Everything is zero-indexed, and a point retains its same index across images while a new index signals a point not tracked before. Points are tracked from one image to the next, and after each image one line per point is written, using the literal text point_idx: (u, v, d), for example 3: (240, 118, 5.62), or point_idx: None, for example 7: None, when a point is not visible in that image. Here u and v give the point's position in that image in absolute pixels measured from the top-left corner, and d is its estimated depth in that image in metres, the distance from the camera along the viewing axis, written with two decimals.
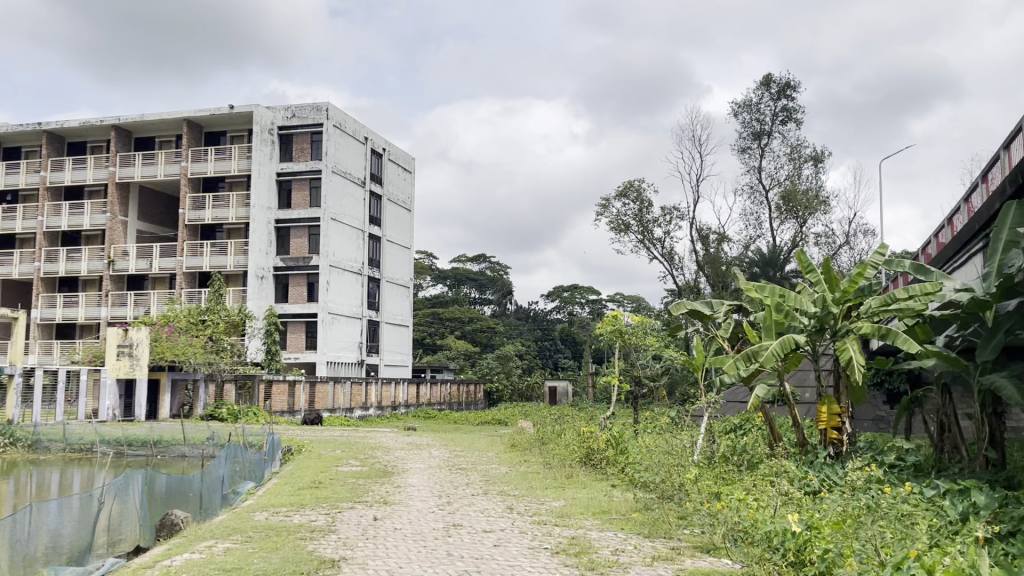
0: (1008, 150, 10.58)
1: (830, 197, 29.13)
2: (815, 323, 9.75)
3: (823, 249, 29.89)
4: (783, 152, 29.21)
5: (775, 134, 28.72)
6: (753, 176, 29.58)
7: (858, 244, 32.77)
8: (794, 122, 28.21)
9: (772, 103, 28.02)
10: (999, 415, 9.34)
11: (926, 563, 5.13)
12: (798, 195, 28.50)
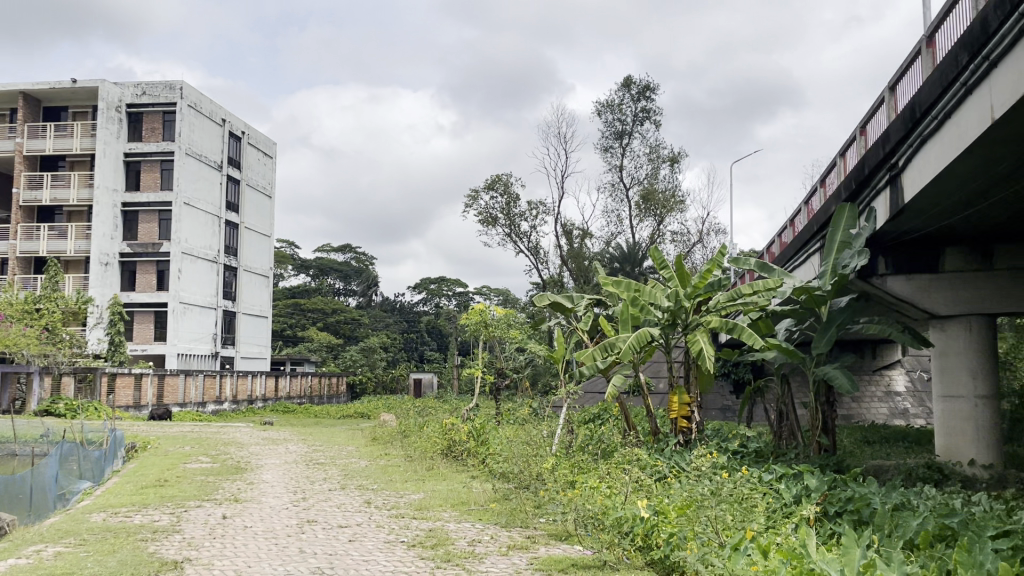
0: (843, 157, 11.54)
1: (685, 196, 30.47)
2: (668, 317, 10.09)
3: (678, 247, 31.25)
4: (643, 151, 30.23)
5: (635, 134, 29.70)
6: (615, 174, 30.44)
7: (710, 243, 34.48)
8: (653, 123, 29.27)
9: (632, 104, 28.96)
10: (831, 403, 10.07)
11: (761, 545, 5.49)
12: (656, 195, 29.65)
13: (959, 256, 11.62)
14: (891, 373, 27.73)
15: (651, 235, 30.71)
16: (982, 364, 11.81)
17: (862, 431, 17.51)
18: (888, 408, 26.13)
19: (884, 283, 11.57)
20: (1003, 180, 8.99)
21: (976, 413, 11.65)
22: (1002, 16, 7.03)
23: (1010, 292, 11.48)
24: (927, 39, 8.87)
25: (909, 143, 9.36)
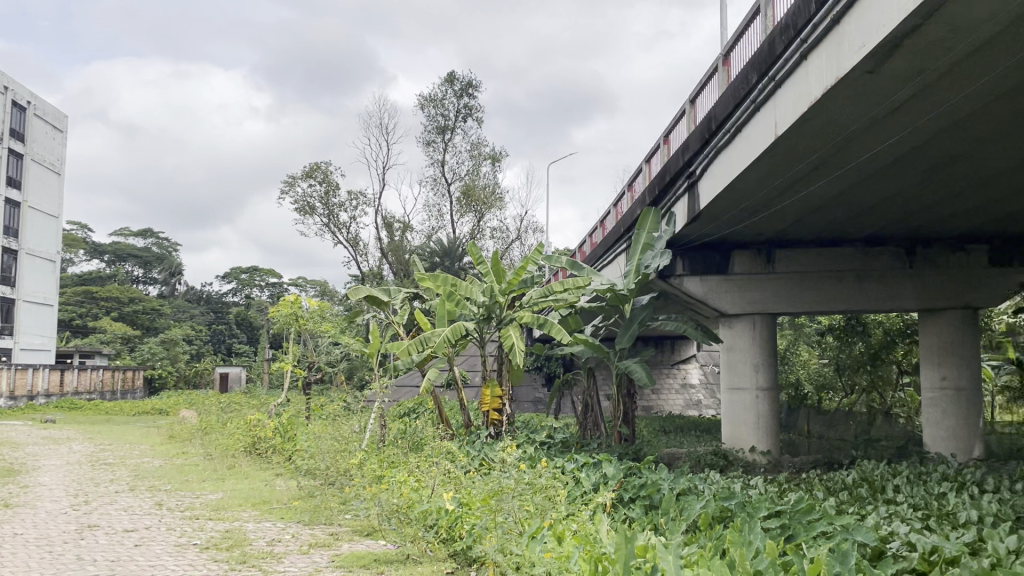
0: (648, 162, 12.44)
1: (504, 194, 31.13)
2: (482, 312, 10.25)
3: (497, 243, 31.90)
4: (464, 147, 30.56)
5: (457, 130, 29.95)
6: (437, 168, 30.57)
7: (528, 241, 35.51)
8: (475, 120, 29.65)
9: (454, 100, 29.16)
10: (632, 395, 10.63)
11: (556, 533, 5.72)
12: (477, 192, 30.08)
13: (746, 259, 12.76)
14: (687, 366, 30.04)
15: (471, 231, 31.13)
16: (764, 357, 12.83)
17: (661, 421, 18.75)
18: (683, 399, 28.51)
19: (681, 283, 12.61)
20: (783, 192, 9.93)
21: (756, 404, 12.66)
22: (788, 40, 7.80)
23: (790, 295, 12.66)
24: (723, 58, 9.69)
25: (704, 154, 10.12)
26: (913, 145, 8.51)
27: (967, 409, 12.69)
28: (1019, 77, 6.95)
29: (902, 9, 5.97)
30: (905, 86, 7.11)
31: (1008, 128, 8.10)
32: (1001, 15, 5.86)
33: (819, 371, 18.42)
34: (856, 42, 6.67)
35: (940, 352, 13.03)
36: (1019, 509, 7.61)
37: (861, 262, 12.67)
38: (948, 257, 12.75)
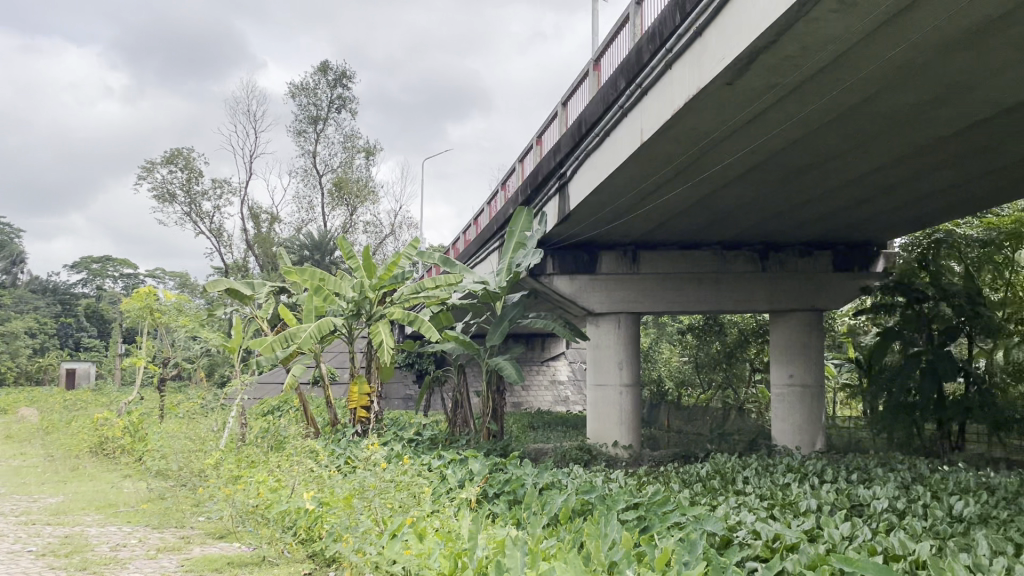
0: (521, 162, 12.65)
1: (377, 187, 30.77)
2: (352, 307, 10.00)
3: (370, 238, 31.53)
4: (337, 139, 29.98)
5: (330, 121, 29.34)
6: (308, 159, 29.84)
7: (402, 236, 35.29)
8: (349, 111, 29.12)
9: (328, 90, 28.54)
10: (501, 392, 10.70)
11: (416, 529, 5.70)
12: (350, 184, 29.58)
13: (612, 260, 13.17)
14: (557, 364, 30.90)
15: (343, 224, 30.61)
16: (628, 355, 13.23)
17: (528, 417, 19.07)
18: (552, 395, 29.16)
19: (551, 281, 12.90)
20: (647, 196, 10.29)
21: (619, 400, 13.06)
22: (654, 49, 8.09)
23: (653, 295, 13.15)
24: (594, 63, 9.94)
25: (574, 156, 10.35)
26: (766, 155, 8.99)
27: (812, 405, 13.59)
28: (860, 95, 7.48)
29: (758, 25, 6.29)
30: (759, 99, 7.51)
31: (851, 143, 8.71)
32: (846, 36, 6.28)
33: (679, 368, 19.25)
34: (717, 54, 6.98)
35: (788, 350, 13.83)
36: (853, 498, 8.20)
37: (718, 265, 13.34)
38: (798, 261, 13.56)
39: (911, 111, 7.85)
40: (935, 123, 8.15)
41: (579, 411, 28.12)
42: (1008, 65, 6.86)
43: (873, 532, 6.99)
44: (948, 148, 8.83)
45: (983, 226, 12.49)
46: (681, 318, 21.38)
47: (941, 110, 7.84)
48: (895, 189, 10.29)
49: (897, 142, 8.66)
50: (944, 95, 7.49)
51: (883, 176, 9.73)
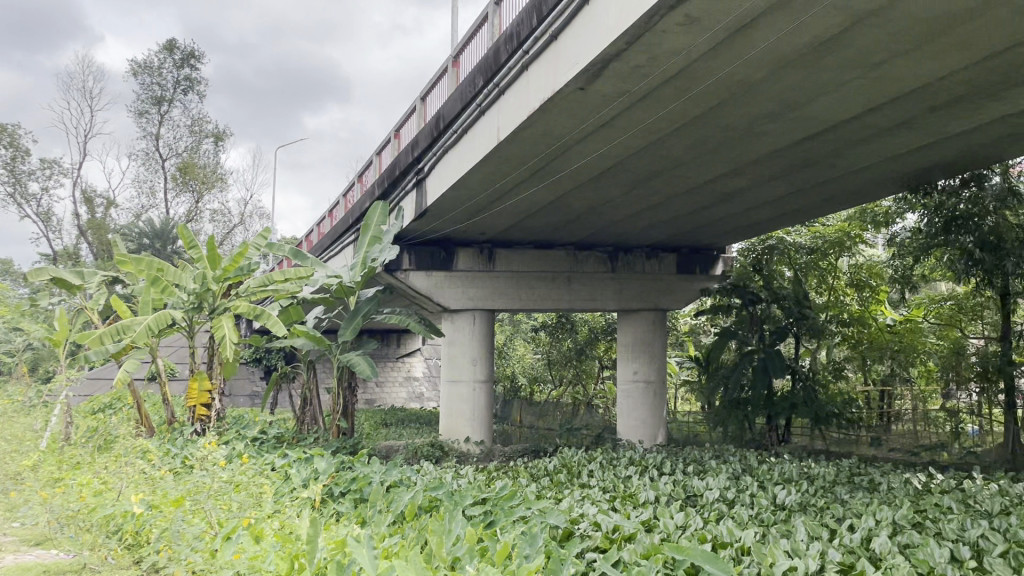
0: (379, 155, 12.52)
1: (226, 175, 29.57)
2: (194, 300, 9.52)
3: (218, 227, 30.28)
4: (183, 122, 28.49)
5: (175, 103, 27.88)
6: (150, 142, 28.24)
7: (252, 226, 34.14)
8: (196, 93, 27.77)
9: (174, 70, 27.09)
10: (352, 388, 10.55)
11: (253, 531, 5.51)
12: (196, 170, 28.26)
13: (470, 256, 13.18)
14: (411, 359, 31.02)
15: (188, 212, 29.22)
16: (482, 351, 13.35)
17: (380, 413, 18.92)
18: (405, 391, 29.31)
19: (407, 277, 12.71)
20: (503, 194, 10.39)
21: (473, 396, 13.15)
22: (511, 49, 8.17)
23: (507, 292, 13.35)
24: (452, 59, 9.94)
25: (432, 152, 10.31)
26: (617, 159, 9.29)
27: (655, 400, 14.22)
28: (703, 106, 7.85)
29: (610, 33, 6.48)
30: (610, 104, 7.74)
31: (695, 151, 9.14)
32: (691, 49, 6.58)
33: (531, 365, 19.65)
34: (571, 59, 7.13)
35: (634, 348, 14.41)
36: (688, 488, 8.64)
37: (571, 264, 13.78)
38: (645, 263, 14.23)
39: (748, 123, 8.33)
40: (769, 137, 8.70)
41: (433, 406, 28.24)
42: (833, 86, 7.42)
43: (704, 521, 7.39)
44: (780, 160, 9.45)
45: (809, 234, 13.17)
46: (533, 317, 21.93)
47: (774, 124, 8.37)
48: (734, 197, 10.90)
49: (736, 152, 9.17)
50: (777, 110, 8.00)
51: (723, 184, 10.29)
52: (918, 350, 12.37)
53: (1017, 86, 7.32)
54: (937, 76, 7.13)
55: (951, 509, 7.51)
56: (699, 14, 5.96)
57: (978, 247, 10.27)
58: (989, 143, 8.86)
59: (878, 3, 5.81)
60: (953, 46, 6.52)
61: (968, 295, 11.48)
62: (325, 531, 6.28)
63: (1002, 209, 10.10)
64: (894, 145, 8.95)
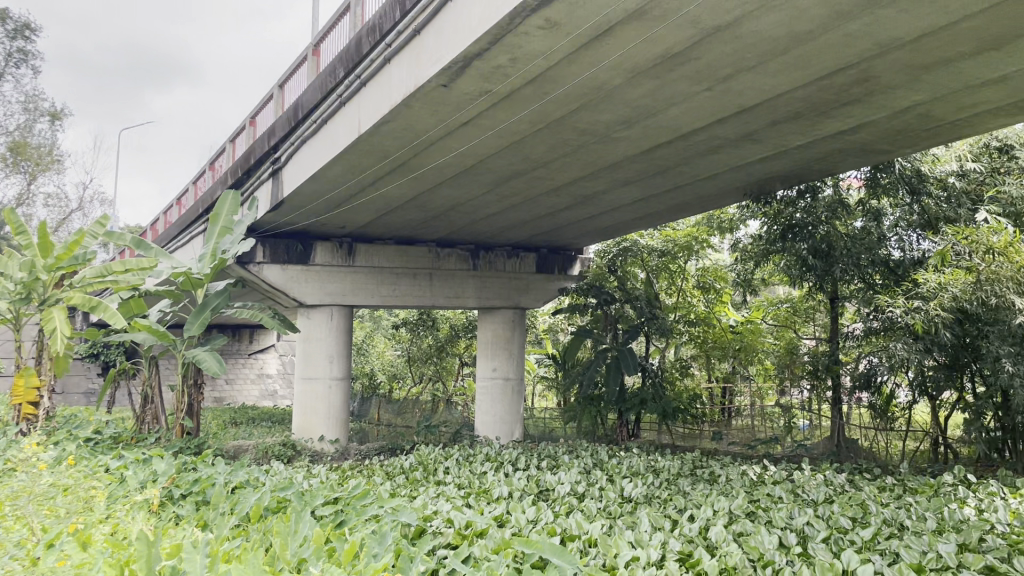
0: (232, 142, 12.05)
1: (63, 157, 27.65)
2: (22, 290, 8.82)
3: (53, 212, 28.28)
4: (16, 98, 26.36)
5: (7, 76, 25.75)
6: None
7: (92, 212, 32.11)
8: (31, 68, 25.76)
9: (6, 41, 25.02)
10: (198, 386, 10.11)
11: (79, 537, 5.17)
12: (30, 151, 26.26)
13: (327, 250, 12.91)
14: (263, 356, 30.23)
15: (19, 195, 27.11)
16: (338, 348, 13.08)
17: (230, 411, 18.27)
18: (257, 389, 28.68)
19: (261, 270, 12.25)
20: (363, 187, 10.21)
21: (329, 394, 12.86)
22: (373, 41, 8.02)
23: (366, 288, 13.16)
24: (313, 48, 9.68)
25: (289, 141, 10.01)
26: (478, 158, 9.33)
27: (513, 397, 14.41)
28: (562, 110, 8.02)
29: (472, 32, 6.49)
30: (472, 103, 7.75)
31: (554, 154, 9.32)
32: (551, 52, 6.69)
33: (391, 362, 19.48)
34: (434, 54, 7.08)
35: (493, 345, 14.58)
36: (541, 483, 8.82)
37: (433, 261, 13.79)
38: (506, 262, 14.46)
39: (605, 128, 8.57)
40: (625, 143, 8.99)
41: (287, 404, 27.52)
42: (684, 97, 7.75)
43: (555, 514, 7.54)
44: (634, 166, 9.79)
45: (661, 236, 13.69)
46: (393, 314, 21.85)
47: (629, 131, 8.66)
48: (590, 200, 11.21)
49: (593, 156, 9.43)
50: (632, 117, 8.28)
51: (580, 187, 10.57)
52: (757, 349, 13.02)
53: (847, 105, 7.90)
54: (777, 93, 7.59)
55: (781, 499, 8.04)
56: (560, 18, 6.07)
57: (811, 254, 10.99)
58: (821, 157, 9.54)
59: (725, 20, 6.11)
60: (792, 65, 6.96)
61: (802, 298, 12.38)
62: (159, 534, 6.00)
63: (833, 219, 10.85)
64: (738, 156, 9.46)
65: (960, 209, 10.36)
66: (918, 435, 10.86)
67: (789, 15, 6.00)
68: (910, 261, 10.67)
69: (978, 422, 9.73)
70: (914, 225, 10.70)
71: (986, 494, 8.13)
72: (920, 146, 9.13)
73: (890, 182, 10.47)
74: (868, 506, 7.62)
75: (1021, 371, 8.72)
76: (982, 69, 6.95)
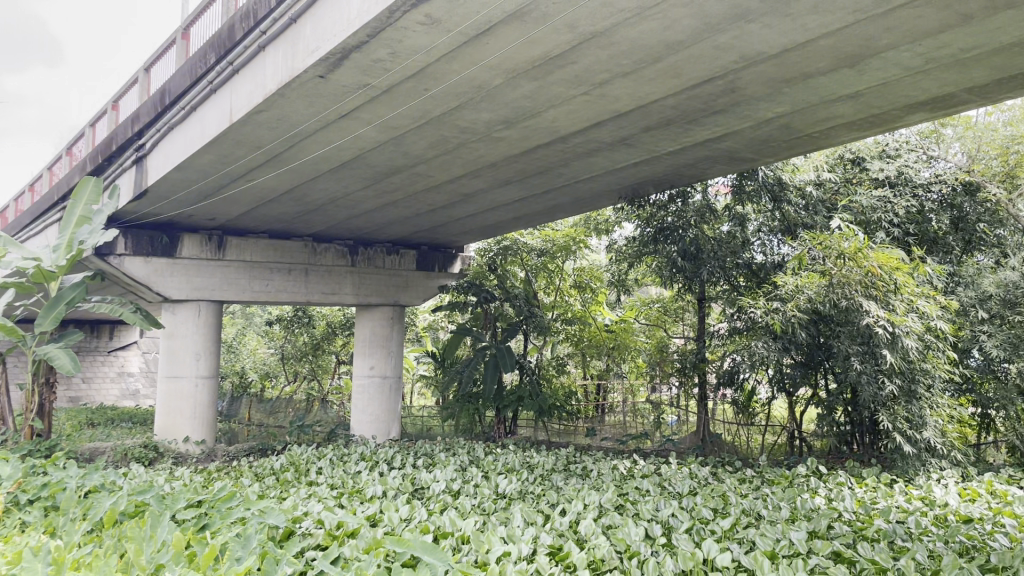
0: (92, 127, 11.40)
1: None
2: None
3: None
4: None
5: None
6: None
7: None
8: None
9: None
10: (51, 385, 9.55)
11: None
12: None
13: (195, 243, 12.35)
14: (124, 354, 28.71)
15: None
16: (206, 346, 12.59)
17: (88, 411, 17.26)
18: (118, 388, 27.25)
19: (121, 263, 11.56)
20: (235, 178, 9.85)
21: (195, 393, 12.39)
22: (246, 28, 7.72)
23: (238, 283, 12.78)
24: (182, 31, 9.29)
25: (155, 128, 9.54)
26: (357, 152, 9.17)
27: (390, 396, 14.28)
28: (442, 108, 8.00)
29: (350, 23, 6.35)
30: (350, 96, 7.60)
31: (435, 150, 9.28)
32: (431, 48, 6.65)
33: (264, 360, 18.89)
34: (310, 44, 6.90)
35: (371, 345, 14.41)
36: (416, 481, 8.77)
37: (308, 256, 13.56)
38: (385, 258, 14.49)
39: (485, 127, 8.61)
40: (504, 142, 9.06)
41: (150, 404, 26.26)
42: (562, 100, 7.88)
43: (430, 511, 7.51)
44: (514, 166, 9.89)
45: (541, 236, 13.97)
46: (266, 311, 21.27)
47: (508, 131, 8.74)
48: (470, 198, 11.24)
49: (473, 155, 9.45)
50: (511, 117, 8.34)
51: (460, 185, 10.59)
52: (630, 347, 13.46)
53: (714, 114, 8.26)
54: (650, 100, 7.84)
55: (648, 492, 8.33)
56: (440, 15, 6.04)
57: (680, 256, 11.45)
58: (691, 163, 9.92)
59: (602, 26, 6.25)
60: (665, 73, 7.20)
61: (672, 298, 12.88)
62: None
63: (701, 223, 11.34)
64: (614, 160, 9.72)
65: (816, 216, 11.13)
66: (775, 430, 11.52)
67: (662, 25, 6.21)
68: (772, 265, 11.29)
69: (830, 417, 10.34)
70: (776, 230, 11.31)
71: (835, 484, 8.69)
72: (781, 157, 9.65)
73: (754, 188, 10.94)
74: (729, 497, 7.99)
75: (867, 368, 9.33)
76: (836, 85, 7.42)
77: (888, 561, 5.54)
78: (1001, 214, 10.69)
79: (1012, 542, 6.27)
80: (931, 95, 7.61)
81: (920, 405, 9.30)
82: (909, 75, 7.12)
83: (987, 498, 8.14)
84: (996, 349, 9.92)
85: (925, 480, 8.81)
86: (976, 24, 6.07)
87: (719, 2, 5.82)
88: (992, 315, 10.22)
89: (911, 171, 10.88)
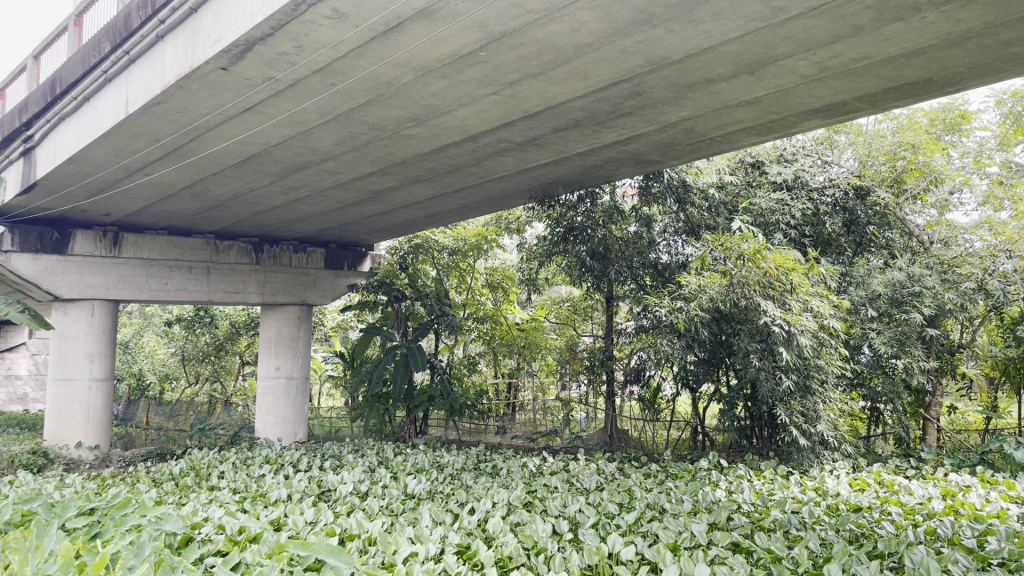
0: None
1: None
2: None
3: None
4: None
5: None
6: None
7: None
8: None
9: None
10: None
11: None
12: None
13: (89, 240, 11.81)
14: (12, 356, 27.34)
15: None
16: (99, 347, 12.08)
17: None
18: (6, 392, 25.95)
19: (7, 260, 10.99)
20: (132, 172, 9.48)
21: (87, 397, 11.87)
22: (144, 16, 7.41)
23: (135, 282, 12.29)
24: (75, 17, 8.87)
25: (45, 118, 9.07)
26: (262, 147, 8.96)
27: (296, 396, 14.03)
28: (350, 104, 7.89)
29: (254, 15, 6.17)
30: (253, 89, 7.41)
31: (343, 147, 9.15)
32: (338, 43, 6.54)
33: (163, 361, 18.27)
34: (211, 36, 6.68)
35: (277, 344, 14.12)
36: (323, 483, 8.63)
37: (210, 254, 13.19)
38: (292, 256, 14.24)
39: (395, 125, 8.54)
40: (414, 140, 9.02)
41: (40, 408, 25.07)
42: (472, 99, 7.88)
43: (336, 513, 7.40)
44: (424, 164, 9.85)
45: (451, 235, 13.92)
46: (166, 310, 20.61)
47: (417, 129, 8.69)
48: (380, 196, 11.13)
49: (382, 152, 9.36)
50: (421, 115, 8.29)
51: (368, 183, 10.48)
52: (541, 346, 13.75)
53: (620, 117, 8.41)
54: (559, 101, 7.93)
55: (556, 488, 8.46)
56: (346, 9, 5.94)
57: (589, 256, 11.70)
58: (600, 164, 10.09)
59: (511, 26, 6.27)
60: (573, 75, 7.29)
61: (581, 298, 13.07)
62: None
63: (609, 223, 11.63)
64: (524, 160, 9.79)
65: (718, 218, 11.46)
66: (680, 425, 11.82)
67: (569, 27, 6.28)
68: (676, 264, 11.61)
69: (730, 412, 10.68)
70: (680, 231, 11.61)
71: (735, 477, 8.98)
72: (686, 159, 9.90)
73: (660, 190, 11.25)
74: (634, 492, 8.17)
75: (766, 365, 9.71)
76: (737, 91, 7.67)
77: (783, 550, 5.73)
78: (889, 217, 11.39)
79: (898, 529, 6.60)
80: (826, 102, 7.95)
81: (814, 400, 9.76)
82: (804, 83, 7.43)
83: (875, 487, 8.58)
84: (885, 346, 10.42)
85: (818, 471, 9.20)
86: (867, 36, 6.37)
87: (625, 7, 5.92)
88: (880, 313, 10.76)
89: (806, 175, 11.43)
